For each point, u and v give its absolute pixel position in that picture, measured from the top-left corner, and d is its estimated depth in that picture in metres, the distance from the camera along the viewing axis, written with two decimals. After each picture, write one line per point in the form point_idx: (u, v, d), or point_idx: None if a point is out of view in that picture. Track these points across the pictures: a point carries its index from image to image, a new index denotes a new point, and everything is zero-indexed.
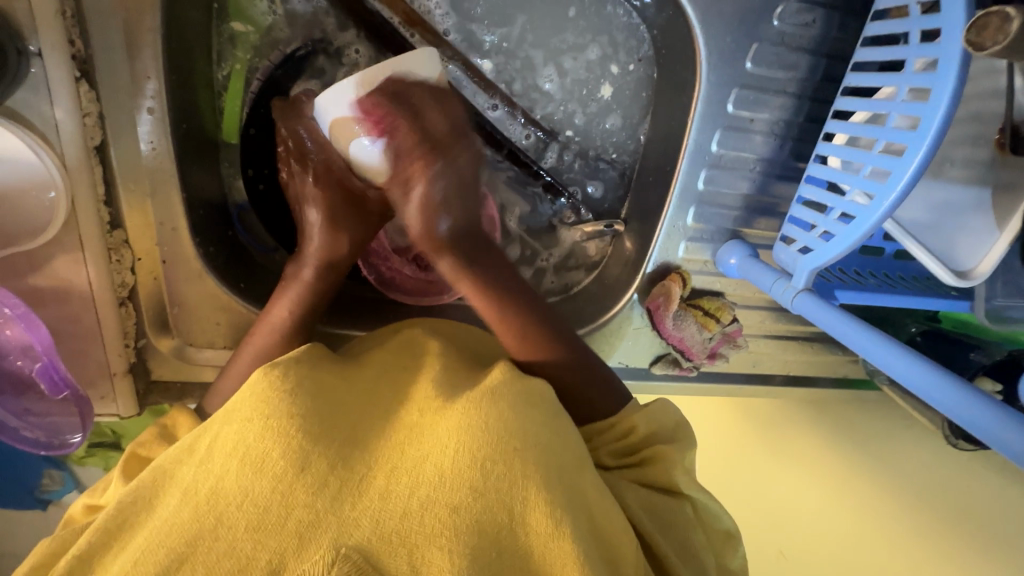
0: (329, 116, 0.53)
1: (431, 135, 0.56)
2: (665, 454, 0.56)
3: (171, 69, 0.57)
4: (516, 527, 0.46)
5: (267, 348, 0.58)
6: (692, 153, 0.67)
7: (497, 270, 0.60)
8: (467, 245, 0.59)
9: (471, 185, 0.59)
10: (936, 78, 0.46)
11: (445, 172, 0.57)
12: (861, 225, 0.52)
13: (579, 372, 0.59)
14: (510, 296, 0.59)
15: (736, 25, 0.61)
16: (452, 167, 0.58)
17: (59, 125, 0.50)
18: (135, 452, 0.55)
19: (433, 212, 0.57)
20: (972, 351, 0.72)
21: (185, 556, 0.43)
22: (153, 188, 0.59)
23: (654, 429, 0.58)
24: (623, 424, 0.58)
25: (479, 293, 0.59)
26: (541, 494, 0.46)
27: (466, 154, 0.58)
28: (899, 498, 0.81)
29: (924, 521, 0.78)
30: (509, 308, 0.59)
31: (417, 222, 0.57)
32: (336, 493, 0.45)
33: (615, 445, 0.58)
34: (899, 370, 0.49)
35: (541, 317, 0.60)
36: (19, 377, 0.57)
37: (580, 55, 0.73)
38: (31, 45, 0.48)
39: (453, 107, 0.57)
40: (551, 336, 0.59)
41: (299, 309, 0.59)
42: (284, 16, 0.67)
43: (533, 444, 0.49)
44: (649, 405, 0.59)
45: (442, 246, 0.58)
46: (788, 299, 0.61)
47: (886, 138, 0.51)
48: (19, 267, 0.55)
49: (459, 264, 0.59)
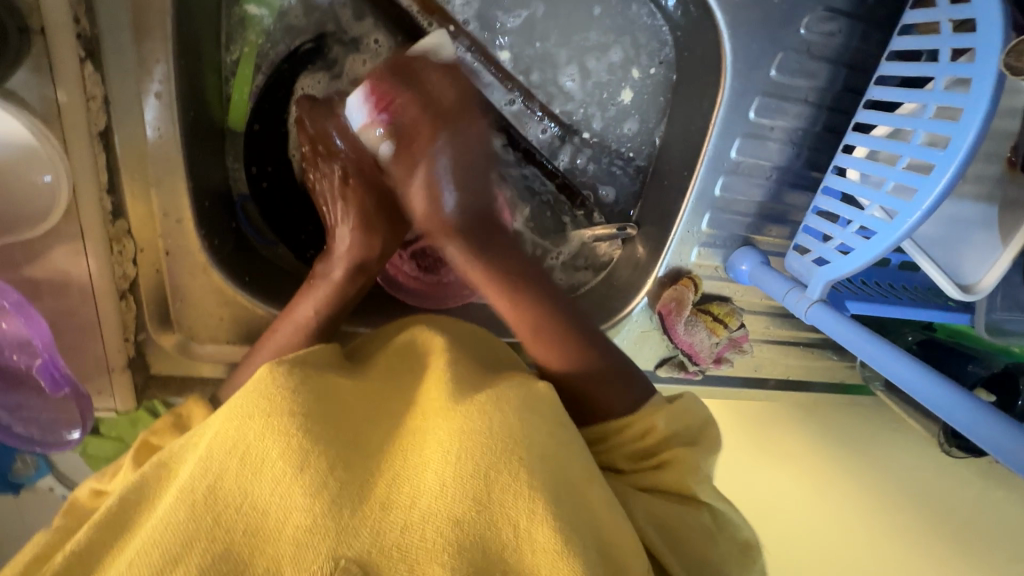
0: (359, 123, 0.61)
1: (436, 104, 0.60)
2: (683, 459, 0.55)
3: (179, 52, 0.54)
4: (519, 546, 0.45)
5: (287, 347, 0.56)
6: (711, 161, 0.66)
7: (507, 254, 0.59)
8: (480, 232, 0.58)
9: (477, 157, 0.60)
10: (969, 99, 0.46)
11: (453, 140, 0.59)
12: (882, 241, 0.52)
13: (602, 377, 0.58)
14: (523, 280, 0.59)
15: (763, 33, 0.61)
16: (457, 137, 0.60)
17: (62, 109, 0.47)
18: (147, 440, 0.54)
19: (440, 183, 0.58)
20: (970, 362, 0.75)
21: (179, 557, 0.41)
22: (158, 177, 0.56)
23: (675, 429, 0.57)
24: (642, 425, 0.57)
25: (493, 281, 0.58)
26: (546, 517, 0.45)
27: (471, 124, 0.60)
28: (879, 496, 0.84)
29: (912, 521, 0.80)
30: (525, 296, 0.58)
31: (423, 203, 0.58)
32: (335, 497, 0.44)
33: (632, 445, 0.57)
34: (912, 381, 0.50)
35: (561, 313, 0.59)
36: (12, 371, 0.54)
37: (603, 56, 0.72)
38: (34, 23, 0.44)
39: (457, 78, 0.61)
40: (573, 332, 0.59)
41: (326, 308, 0.58)
42: (301, 3, 0.65)
43: (538, 455, 0.48)
44: (675, 403, 0.58)
45: (450, 228, 0.58)
46: (801, 309, 0.61)
47: (910, 155, 0.51)
48: (15, 257, 0.52)
49: (469, 250, 0.58)
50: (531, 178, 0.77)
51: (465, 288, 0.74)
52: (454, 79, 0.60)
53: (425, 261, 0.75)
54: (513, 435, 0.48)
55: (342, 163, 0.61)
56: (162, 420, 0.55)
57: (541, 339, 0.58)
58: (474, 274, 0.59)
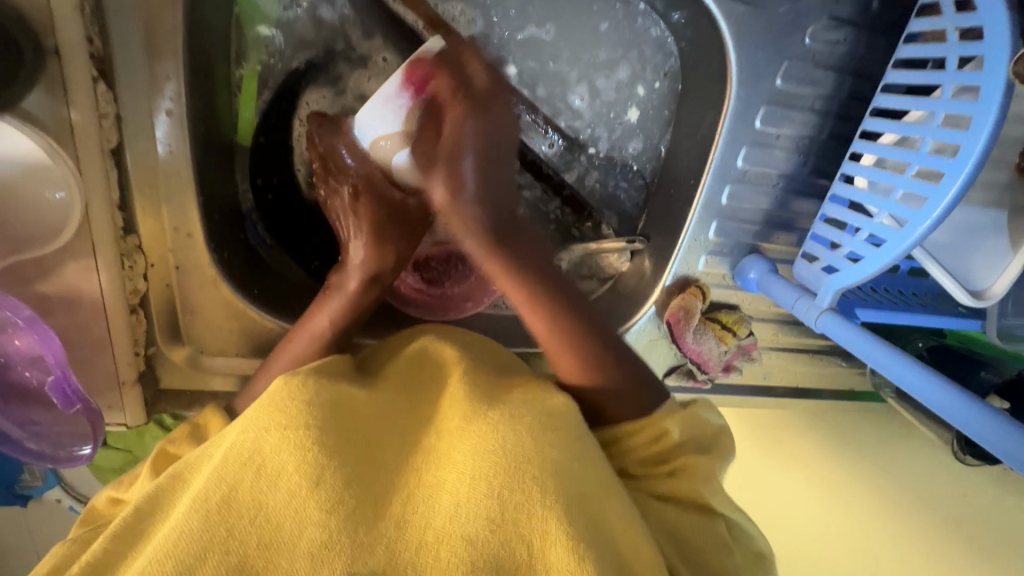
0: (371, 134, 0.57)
1: (469, 84, 0.57)
2: (692, 467, 0.55)
3: (191, 69, 0.54)
4: (536, 564, 0.45)
5: (304, 356, 0.57)
6: (717, 170, 0.66)
7: (529, 251, 0.58)
8: (497, 229, 0.57)
9: (504, 152, 0.58)
10: (979, 106, 0.46)
11: (481, 122, 0.56)
12: (892, 250, 0.52)
13: (614, 387, 0.58)
14: (542, 284, 0.58)
15: (768, 42, 0.61)
16: (490, 121, 0.57)
17: (74, 127, 0.48)
18: (165, 448, 0.54)
19: (464, 137, 0.56)
20: (983, 369, 0.73)
21: (194, 570, 0.41)
22: (169, 194, 0.56)
23: (688, 435, 0.57)
24: (655, 429, 0.56)
25: (517, 281, 0.57)
26: (562, 536, 0.44)
27: (502, 110, 0.58)
28: (886, 498, 0.84)
29: (934, 533, 0.78)
30: (543, 303, 0.57)
31: (443, 190, 0.56)
32: (350, 512, 0.44)
33: (647, 452, 0.57)
34: (923, 393, 0.49)
35: (582, 324, 0.58)
36: (25, 387, 0.55)
37: (612, 74, 0.72)
38: (48, 44, 0.45)
39: (498, 76, 0.58)
40: (603, 354, 0.58)
41: (341, 319, 0.59)
42: (307, 15, 0.64)
43: (557, 475, 0.47)
44: (687, 411, 0.58)
45: (463, 218, 0.57)
46: (812, 318, 0.61)
47: (920, 163, 0.51)
48: (28, 274, 0.52)
49: (486, 245, 0.57)
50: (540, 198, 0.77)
51: (470, 299, 0.74)
52: (491, 76, 0.58)
53: (430, 273, 0.75)
54: (529, 451, 0.48)
55: (353, 180, 0.59)
56: (176, 431, 0.55)
57: (562, 338, 0.58)
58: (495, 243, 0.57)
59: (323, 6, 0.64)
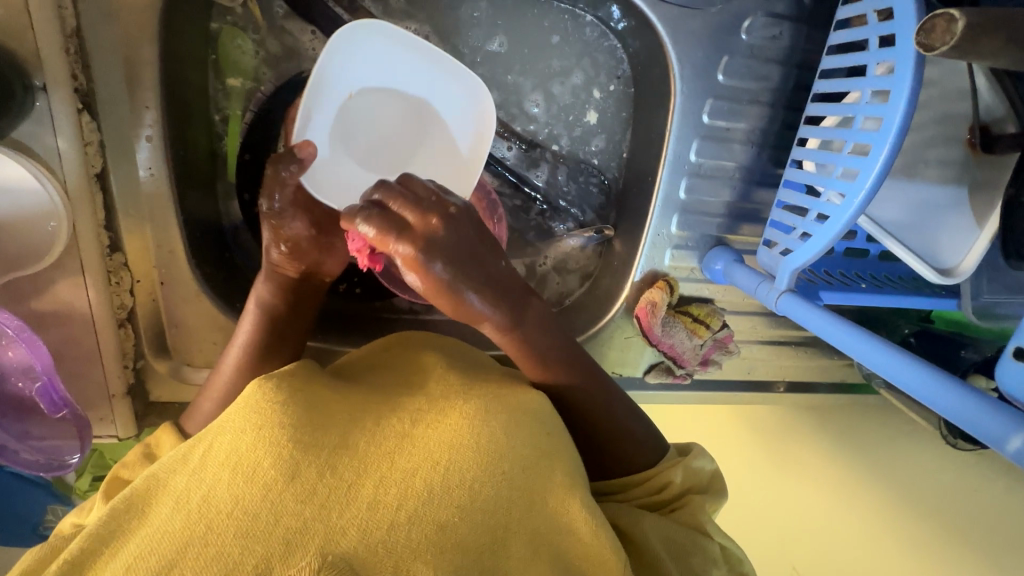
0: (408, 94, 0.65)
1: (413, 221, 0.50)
2: (693, 500, 0.57)
3: (169, 99, 0.60)
4: (498, 550, 0.44)
5: (246, 364, 0.57)
6: (672, 164, 0.69)
7: (546, 333, 0.57)
8: (515, 313, 0.55)
9: (481, 253, 0.53)
10: (896, 78, 0.48)
11: (453, 239, 0.51)
12: (835, 225, 0.53)
13: (610, 430, 0.59)
14: (552, 356, 0.57)
15: (708, 41, 0.64)
16: (450, 244, 0.51)
17: (62, 154, 0.53)
18: (118, 474, 0.53)
19: (460, 287, 0.52)
20: (963, 348, 0.72)
21: (174, 563, 0.39)
22: (152, 214, 0.61)
23: (689, 482, 0.59)
24: (659, 479, 0.58)
25: (523, 349, 0.56)
26: (522, 533, 0.46)
27: (450, 228, 0.51)
28: (888, 502, 0.79)
29: (932, 538, 0.75)
30: (552, 368, 0.57)
31: (447, 307, 0.53)
32: (324, 501, 0.42)
33: (649, 499, 0.58)
34: (897, 371, 0.47)
35: (592, 398, 0.58)
36: (19, 400, 0.59)
37: (566, 80, 0.75)
38: (36, 80, 0.50)
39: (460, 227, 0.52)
40: (597, 416, 0.58)
41: (261, 345, 0.58)
42: (264, 57, 0.68)
43: (520, 466, 0.48)
44: (688, 458, 0.60)
45: (478, 319, 0.54)
46: (772, 300, 0.61)
47: (854, 140, 0.53)
48: (23, 292, 0.57)
49: (507, 327, 0.55)
50: (518, 215, 0.80)
51: None
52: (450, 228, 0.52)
53: None
54: (494, 442, 0.48)
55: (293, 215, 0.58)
56: (162, 433, 0.56)
57: (578, 412, 0.58)
58: (532, 329, 0.56)
59: (271, 41, 0.68)
